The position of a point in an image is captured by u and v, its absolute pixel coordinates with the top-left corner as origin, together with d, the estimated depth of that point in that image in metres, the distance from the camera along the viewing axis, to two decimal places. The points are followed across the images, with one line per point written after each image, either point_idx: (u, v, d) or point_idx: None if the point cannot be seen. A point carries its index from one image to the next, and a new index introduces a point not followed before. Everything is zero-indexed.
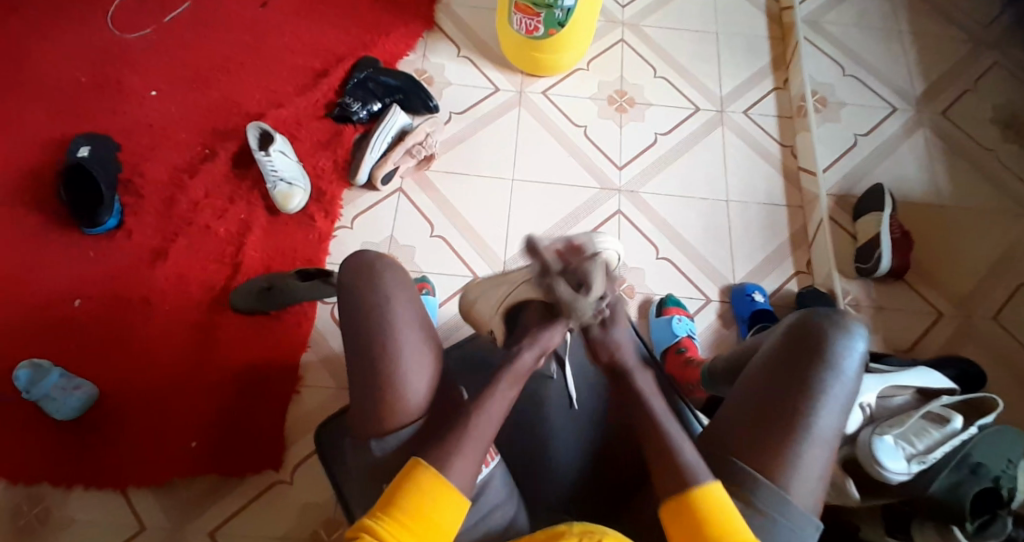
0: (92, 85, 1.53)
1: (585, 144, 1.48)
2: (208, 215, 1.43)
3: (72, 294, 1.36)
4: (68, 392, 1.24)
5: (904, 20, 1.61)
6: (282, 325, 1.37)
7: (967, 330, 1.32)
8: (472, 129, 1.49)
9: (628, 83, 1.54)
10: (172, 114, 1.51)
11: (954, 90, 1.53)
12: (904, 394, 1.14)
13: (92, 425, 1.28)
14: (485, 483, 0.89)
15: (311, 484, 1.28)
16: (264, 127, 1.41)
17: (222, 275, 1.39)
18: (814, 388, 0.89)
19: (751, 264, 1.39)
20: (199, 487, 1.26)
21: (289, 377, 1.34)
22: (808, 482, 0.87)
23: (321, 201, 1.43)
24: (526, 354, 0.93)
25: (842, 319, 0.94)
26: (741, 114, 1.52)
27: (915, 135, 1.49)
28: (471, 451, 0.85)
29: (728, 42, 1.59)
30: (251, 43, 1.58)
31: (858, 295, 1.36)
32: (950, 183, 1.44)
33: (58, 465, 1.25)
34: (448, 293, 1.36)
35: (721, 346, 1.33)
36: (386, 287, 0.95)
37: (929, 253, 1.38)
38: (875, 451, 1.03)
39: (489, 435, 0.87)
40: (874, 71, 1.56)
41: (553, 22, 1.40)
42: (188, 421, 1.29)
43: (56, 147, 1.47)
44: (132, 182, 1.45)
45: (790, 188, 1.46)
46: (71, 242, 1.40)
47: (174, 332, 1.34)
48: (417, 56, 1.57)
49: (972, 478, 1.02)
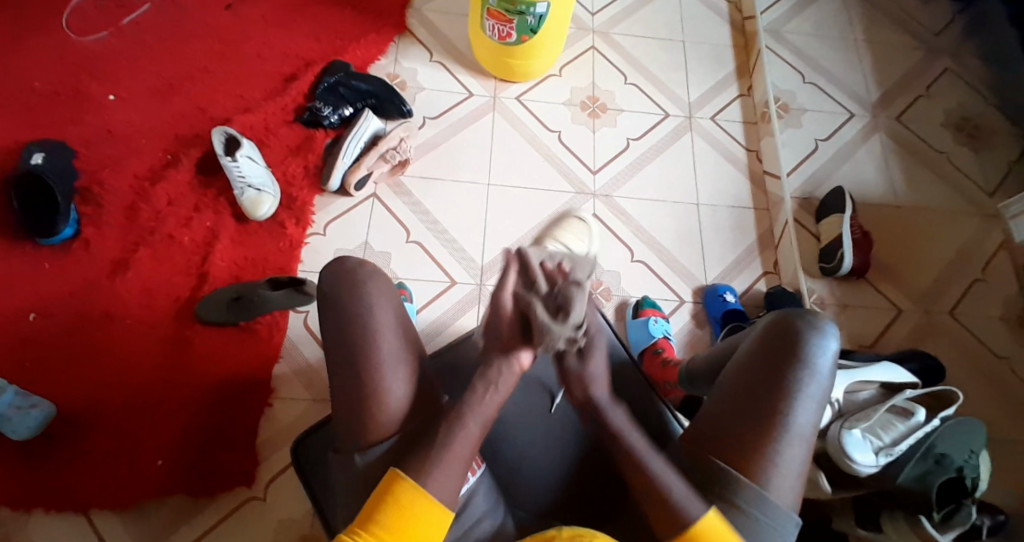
0: (45, 89, 1.46)
1: (559, 149, 1.49)
2: (173, 224, 1.38)
3: (28, 308, 1.30)
4: (24, 412, 1.17)
5: (858, 30, 1.68)
6: (254, 335, 1.33)
7: (926, 325, 1.38)
8: (447, 133, 1.49)
9: (600, 89, 1.56)
10: (133, 120, 1.46)
11: (907, 98, 1.61)
12: (869, 389, 1.19)
13: (52, 445, 1.22)
14: (472, 492, 0.91)
15: (286, 499, 1.24)
16: (230, 133, 1.37)
17: (189, 285, 1.35)
18: (790, 386, 0.91)
19: (723, 265, 1.42)
20: (168, 507, 1.21)
21: (261, 389, 1.30)
22: (788, 479, 0.89)
23: (292, 208, 1.40)
24: (510, 367, 0.90)
25: (815, 318, 0.95)
26: (709, 120, 1.55)
27: (871, 141, 1.55)
28: (457, 456, 0.85)
29: (694, 50, 1.63)
30: (215, 46, 1.54)
31: (823, 294, 1.40)
32: (906, 185, 1.51)
33: (15, 489, 1.19)
34: (425, 299, 1.35)
35: (694, 346, 1.36)
36: (370, 294, 0.94)
37: (889, 253, 1.44)
38: (844, 444, 1.08)
39: (470, 447, 0.87)
40: (833, 78, 1.62)
41: (525, 29, 1.41)
42: (155, 439, 1.23)
43: (8, 154, 1.40)
44: (90, 190, 1.39)
45: (757, 191, 1.50)
46: (26, 254, 1.33)
47: (139, 346, 1.29)
48: (389, 61, 1.56)
49: (937, 469, 1.07)
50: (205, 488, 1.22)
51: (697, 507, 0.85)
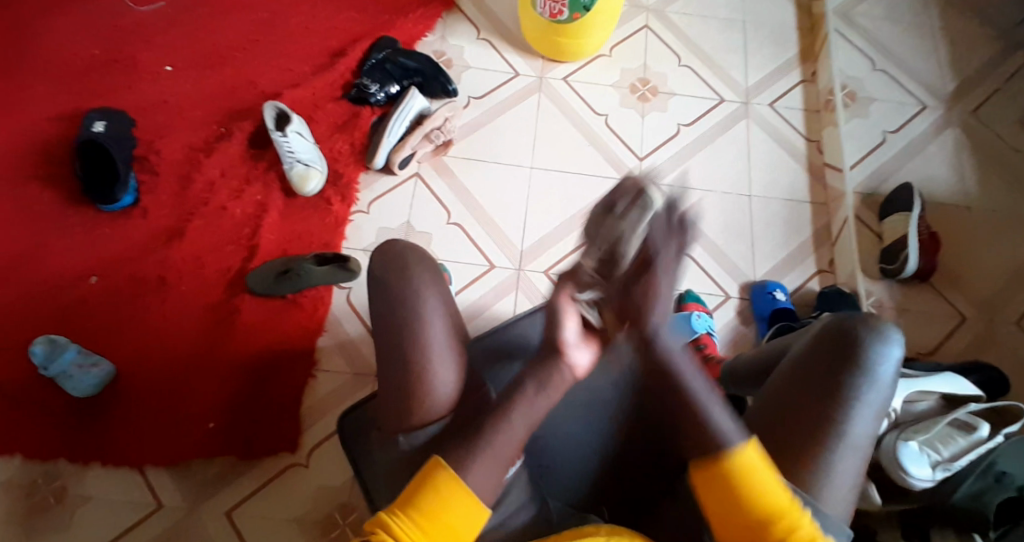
0: (108, 60, 1.51)
1: (606, 133, 1.45)
2: (224, 196, 1.41)
3: (88, 271, 1.36)
4: (86, 371, 1.23)
5: (937, 14, 1.57)
6: (297, 308, 1.36)
7: (992, 335, 1.30)
8: (492, 115, 1.47)
9: (651, 71, 1.51)
10: (189, 92, 1.49)
11: (986, 89, 1.49)
12: (928, 400, 1.13)
13: (107, 404, 1.28)
14: (509, 487, 0.89)
15: (327, 468, 1.28)
16: (280, 107, 1.39)
17: (238, 256, 1.38)
18: (847, 394, 0.87)
19: (773, 261, 1.37)
20: (215, 467, 1.26)
21: (304, 361, 1.33)
22: (839, 491, 0.85)
23: (337, 185, 1.42)
24: (561, 372, 0.85)
25: (876, 322, 0.91)
26: (766, 107, 1.48)
27: (944, 134, 1.45)
28: (495, 457, 0.82)
29: (755, 32, 1.55)
30: (269, 20, 1.55)
31: (881, 296, 1.33)
32: (979, 184, 1.41)
33: (73, 443, 1.25)
34: (464, 282, 1.35)
35: (739, 343, 1.31)
36: (411, 279, 0.95)
37: (955, 255, 1.36)
38: (899, 456, 1.04)
39: (512, 448, 0.84)
40: (904, 66, 1.52)
41: (578, 6, 1.37)
42: (203, 402, 1.28)
43: (73, 123, 1.46)
44: (148, 160, 1.43)
45: (814, 184, 1.43)
46: (87, 219, 1.39)
47: (191, 313, 1.34)
48: (436, 38, 1.54)
49: (996, 488, 1.01)
50: (249, 451, 1.26)
51: (737, 436, 0.77)
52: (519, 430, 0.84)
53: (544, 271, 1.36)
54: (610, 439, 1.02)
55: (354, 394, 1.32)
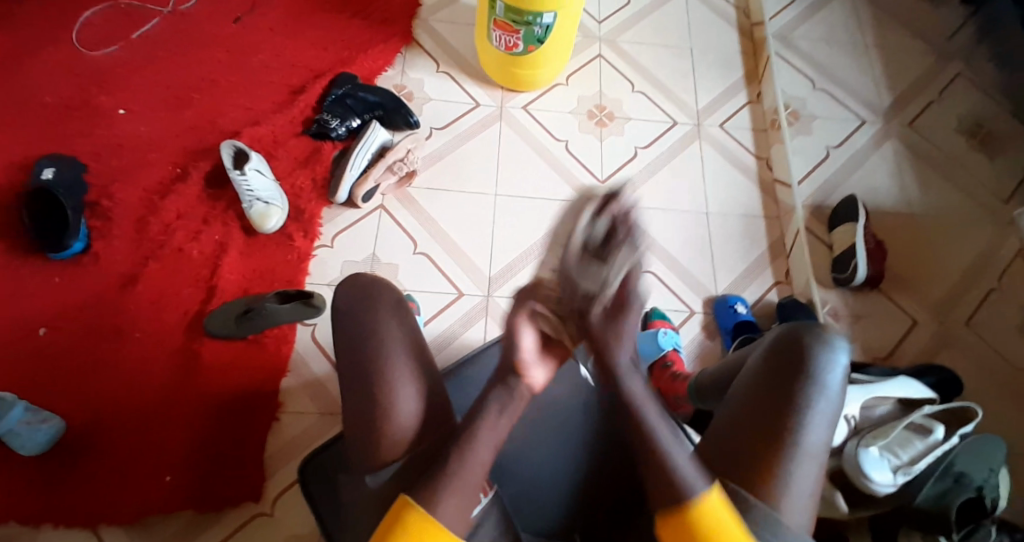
0: (55, 104, 1.47)
1: (566, 158, 1.48)
2: (182, 237, 1.38)
3: (38, 322, 1.30)
4: (34, 427, 1.17)
5: (871, 34, 1.67)
6: (262, 347, 1.33)
7: (941, 337, 1.37)
8: (454, 144, 1.48)
9: (607, 98, 1.55)
10: (143, 133, 1.46)
11: (921, 103, 1.59)
12: (885, 404, 1.18)
13: (62, 462, 1.21)
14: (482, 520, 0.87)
15: (293, 515, 1.24)
16: (238, 146, 1.37)
17: (198, 299, 1.34)
18: (800, 403, 0.90)
19: (733, 275, 1.41)
20: (177, 521, 1.21)
21: (268, 403, 1.30)
22: (799, 499, 0.87)
23: (300, 220, 1.40)
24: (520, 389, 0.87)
25: (823, 332, 0.95)
26: (717, 128, 1.54)
27: (884, 147, 1.54)
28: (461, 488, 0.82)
29: (703, 57, 1.62)
30: (224, 58, 1.54)
31: (836, 305, 1.39)
32: (920, 193, 1.49)
33: (24, 505, 1.19)
34: (432, 311, 1.34)
35: (705, 358, 1.34)
36: (380, 322, 0.95)
37: (903, 263, 1.43)
38: (862, 463, 1.07)
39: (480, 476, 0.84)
40: (844, 85, 1.61)
41: (533, 39, 1.40)
42: (162, 454, 1.23)
43: (18, 168, 1.40)
44: (100, 204, 1.39)
45: (767, 199, 1.49)
46: (36, 267, 1.33)
47: (150, 360, 1.29)
48: (396, 72, 1.56)
49: (957, 487, 1.08)
50: (212, 504, 1.21)
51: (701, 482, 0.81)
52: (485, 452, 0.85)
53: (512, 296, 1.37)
54: (579, 468, 1.02)
55: (322, 436, 1.29)
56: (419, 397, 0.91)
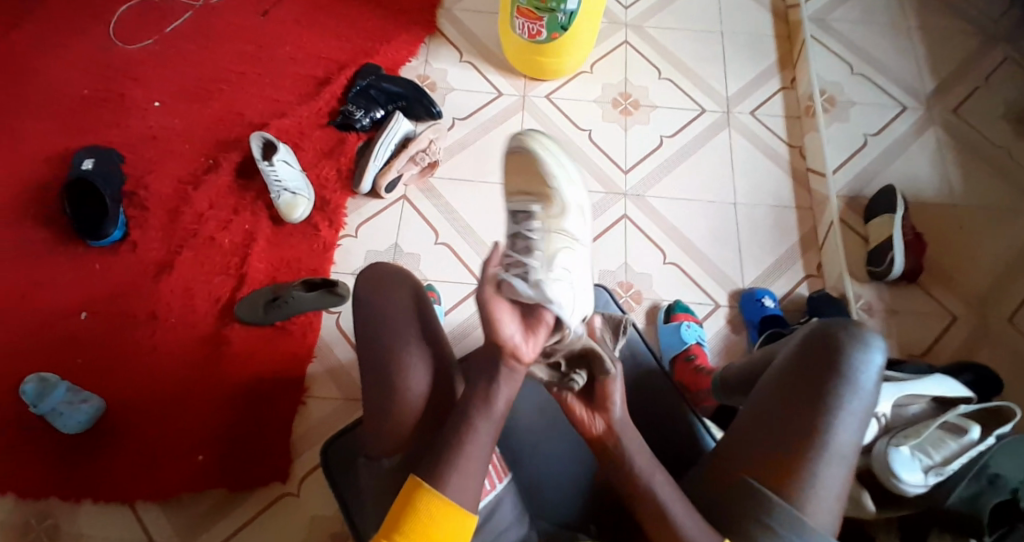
0: (96, 98, 1.52)
1: (590, 148, 1.46)
2: (213, 227, 1.42)
3: (79, 308, 1.36)
4: (74, 407, 1.23)
5: (913, 15, 1.59)
6: (288, 334, 1.36)
7: (984, 334, 1.30)
8: (476, 134, 1.48)
9: (632, 85, 1.52)
10: (177, 126, 1.50)
11: (967, 87, 1.51)
12: (919, 403, 1.14)
13: (100, 441, 1.27)
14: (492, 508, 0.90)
15: (318, 498, 1.27)
16: (267, 138, 1.39)
17: (227, 286, 1.38)
18: (831, 403, 0.87)
19: (761, 268, 1.37)
20: (208, 499, 1.26)
21: (295, 388, 1.33)
22: (826, 501, 0.86)
23: (325, 210, 1.42)
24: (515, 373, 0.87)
25: (858, 330, 0.91)
26: (748, 115, 1.50)
27: (926, 135, 1.46)
28: (469, 469, 0.82)
29: (733, 41, 1.57)
30: (253, 51, 1.57)
31: (870, 299, 1.33)
32: (964, 182, 1.42)
33: (65, 481, 1.25)
34: (453, 302, 1.35)
35: (729, 352, 1.31)
36: (388, 309, 0.95)
37: (944, 256, 1.36)
38: (892, 462, 1.03)
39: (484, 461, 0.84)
40: (884, 69, 1.54)
41: (556, 26, 1.39)
42: (192, 436, 1.28)
43: (61, 160, 1.47)
44: (136, 194, 1.44)
45: (799, 189, 1.44)
46: (78, 255, 1.40)
47: (182, 345, 1.34)
48: (420, 62, 1.56)
49: (991, 490, 1.02)
50: (239, 484, 1.26)
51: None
52: (488, 436, 0.85)
53: None
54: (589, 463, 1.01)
55: (345, 422, 1.31)
56: (426, 386, 0.92)
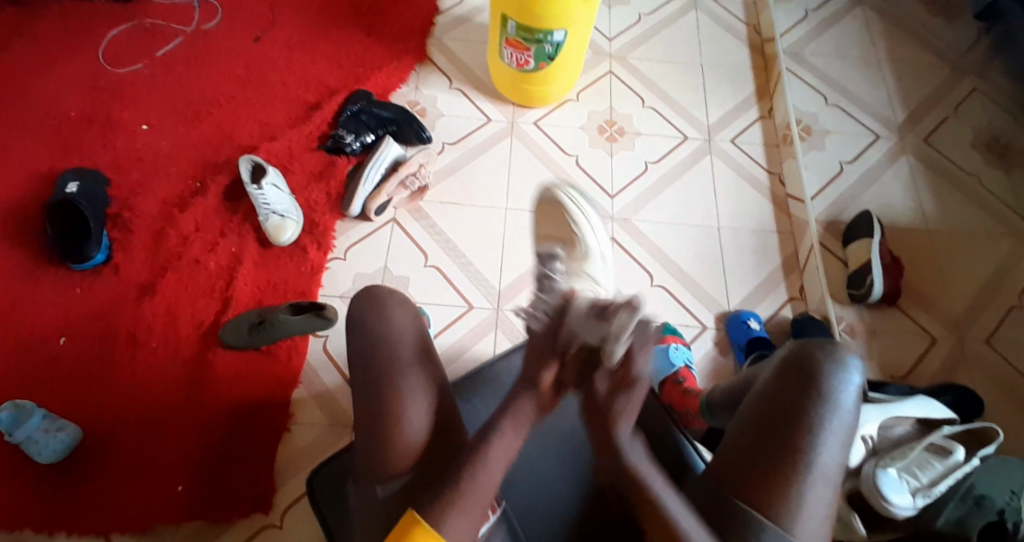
0: (82, 120, 1.51)
1: (577, 173, 1.49)
2: (199, 249, 1.41)
3: (58, 331, 1.33)
4: (50, 435, 1.20)
5: (884, 50, 1.66)
6: (275, 357, 1.34)
7: (960, 354, 1.34)
8: (465, 159, 1.50)
9: (617, 113, 1.56)
10: (164, 149, 1.50)
11: (936, 118, 1.58)
12: (904, 424, 1.15)
13: (77, 469, 1.23)
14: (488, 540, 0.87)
15: (304, 528, 1.24)
16: (256, 160, 1.40)
17: (213, 309, 1.37)
18: (814, 422, 0.89)
19: (745, 290, 1.40)
20: (188, 530, 1.22)
21: (280, 413, 1.31)
22: (812, 519, 0.87)
23: (313, 233, 1.42)
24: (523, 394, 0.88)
25: (837, 351, 0.94)
26: (729, 142, 1.54)
27: (899, 162, 1.52)
28: (472, 507, 0.82)
29: (714, 73, 1.63)
30: (244, 76, 1.58)
31: (852, 321, 1.37)
32: (936, 208, 1.47)
33: (38, 511, 1.20)
34: (442, 324, 1.35)
35: (716, 374, 1.33)
36: (392, 325, 0.95)
37: (920, 278, 1.40)
38: (880, 485, 1.04)
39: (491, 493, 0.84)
40: (858, 101, 1.60)
41: (544, 56, 1.42)
42: (174, 464, 1.24)
43: (44, 182, 1.45)
44: (121, 216, 1.43)
45: (780, 214, 1.48)
46: (58, 278, 1.37)
47: (165, 369, 1.31)
48: (410, 89, 1.59)
49: (978, 511, 1.04)
50: (220, 514, 1.22)
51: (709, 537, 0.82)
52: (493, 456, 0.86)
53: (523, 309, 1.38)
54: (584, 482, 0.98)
55: (333, 448, 1.29)
56: (425, 399, 0.91)
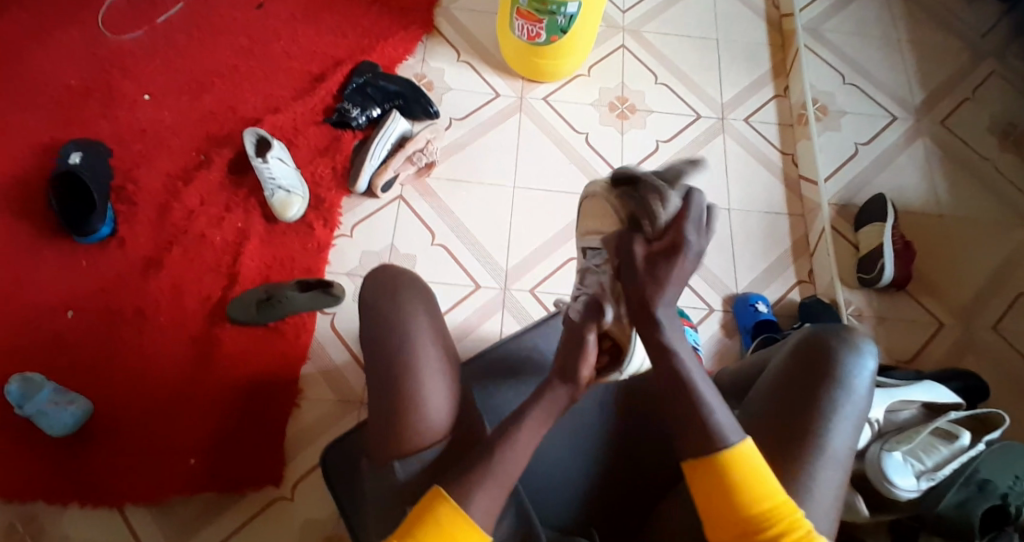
0: (83, 90, 1.49)
1: (586, 151, 1.47)
2: (204, 224, 1.39)
3: (65, 305, 1.33)
4: (61, 408, 1.20)
5: (903, 27, 1.62)
6: (281, 335, 1.34)
7: (968, 341, 1.34)
8: (473, 135, 1.48)
9: (629, 89, 1.53)
10: (167, 120, 1.47)
11: (954, 99, 1.55)
12: (909, 409, 1.15)
13: (87, 444, 1.25)
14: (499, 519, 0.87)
15: (311, 501, 1.26)
16: (261, 133, 1.39)
17: (219, 284, 1.36)
18: (824, 407, 0.88)
19: (754, 273, 1.39)
20: (197, 502, 1.24)
21: (288, 389, 1.31)
22: (822, 504, 0.86)
23: (319, 209, 1.41)
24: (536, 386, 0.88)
25: (850, 335, 0.93)
26: (742, 122, 1.52)
27: (914, 145, 1.50)
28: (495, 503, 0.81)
29: (728, 48, 1.59)
30: (247, 46, 1.54)
31: (860, 305, 1.36)
32: (950, 191, 1.46)
33: (49, 484, 1.22)
34: (448, 304, 1.35)
35: (722, 356, 1.33)
36: (405, 314, 0.93)
37: (931, 263, 1.39)
38: (885, 467, 1.04)
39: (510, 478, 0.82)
40: (874, 80, 1.57)
41: (555, 29, 1.38)
42: (183, 439, 1.26)
43: (46, 153, 1.43)
44: (125, 189, 1.41)
45: (792, 196, 1.46)
46: (64, 251, 1.36)
47: (172, 344, 1.32)
48: (417, 61, 1.56)
49: (979, 496, 1.03)
50: (230, 487, 1.24)
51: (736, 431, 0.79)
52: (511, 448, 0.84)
53: (529, 289, 1.37)
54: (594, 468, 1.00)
55: (342, 423, 1.30)
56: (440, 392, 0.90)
